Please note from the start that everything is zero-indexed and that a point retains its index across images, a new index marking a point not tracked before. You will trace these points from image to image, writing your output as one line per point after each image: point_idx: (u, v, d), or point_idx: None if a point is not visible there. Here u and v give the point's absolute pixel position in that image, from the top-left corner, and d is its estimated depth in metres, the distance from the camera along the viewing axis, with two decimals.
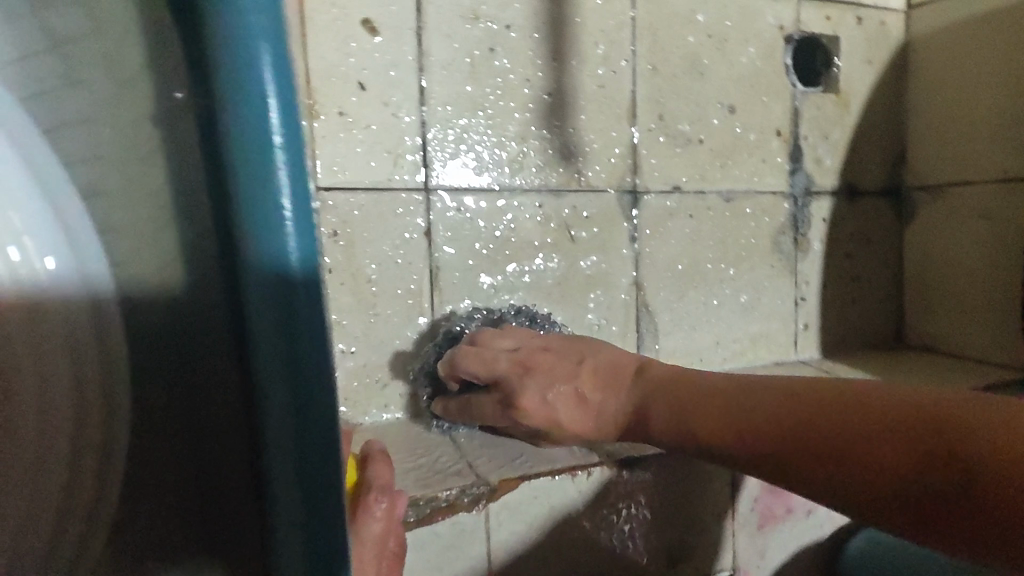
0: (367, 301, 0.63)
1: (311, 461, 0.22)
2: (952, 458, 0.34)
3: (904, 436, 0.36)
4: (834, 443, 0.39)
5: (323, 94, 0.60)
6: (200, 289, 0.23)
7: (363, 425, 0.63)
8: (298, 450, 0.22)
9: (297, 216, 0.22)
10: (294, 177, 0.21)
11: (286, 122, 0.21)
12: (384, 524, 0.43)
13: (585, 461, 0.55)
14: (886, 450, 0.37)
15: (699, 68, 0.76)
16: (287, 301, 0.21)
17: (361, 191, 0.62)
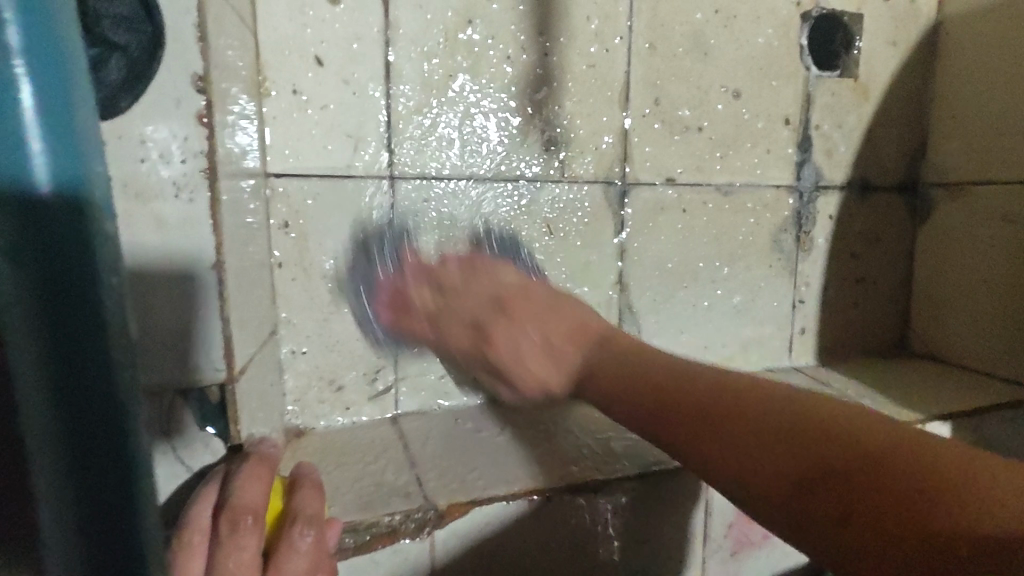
0: (322, 297, 0.58)
1: (87, 448, 0.18)
2: (865, 509, 0.30)
3: (845, 486, 0.32)
4: (784, 482, 0.34)
5: (274, 69, 0.54)
6: None
7: (316, 429, 0.59)
8: (78, 458, 0.18)
9: (48, 129, 0.16)
10: (41, 83, 0.16)
11: (46, 55, 0.16)
12: (312, 557, 0.39)
13: (542, 485, 0.52)
14: (815, 523, 0.32)
15: (702, 48, 0.69)
16: (34, 224, 0.17)
17: (316, 178, 0.56)
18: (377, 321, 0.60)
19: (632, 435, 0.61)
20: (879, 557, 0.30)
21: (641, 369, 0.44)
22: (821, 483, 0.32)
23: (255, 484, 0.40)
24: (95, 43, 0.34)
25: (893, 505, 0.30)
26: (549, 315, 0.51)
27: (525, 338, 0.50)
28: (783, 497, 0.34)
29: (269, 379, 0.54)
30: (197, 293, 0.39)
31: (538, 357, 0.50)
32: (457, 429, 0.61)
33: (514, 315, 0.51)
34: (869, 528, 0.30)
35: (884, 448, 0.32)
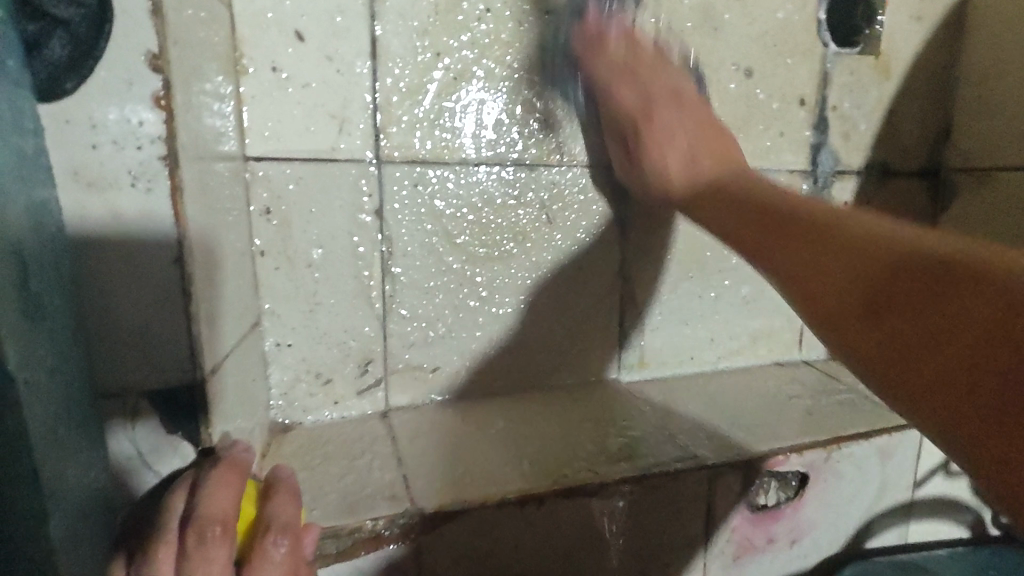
0: (307, 288, 0.55)
1: None
2: (906, 302, 0.30)
3: (934, 295, 0.29)
4: (876, 342, 0.31)
5: (252, 44, 0.50)
6: None
7: (302, 425, 0.57)
8: None
9: None
10: None
11: None
12: (287, 567, 0.37)
13: (535, 488, 0.49)
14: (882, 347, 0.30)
15: (714, 22, 0.65)
16: None
17: (299, 162, 0.53)
18: (365, 313, 0.57)
19: (631, 433, 0.58)
20: (933, 361, 0.28)
21: (776, 227, 0.39)
22: (960, 385, 0.26)
23: (225, 490, 0.37)
24: (36, 20, 0.30)
25: (960, 385, 0.27)
26: (689, 147, 0.54)
27: (682, 133, 0.55)
28: (890, 314, 0.30)
29: (251, 375, 0.52)
30: (160, 289, 0.36)
31: (696, 145, 0.54)
32: (448, 426, 0.58)
33: (661, 116, 0.56)
34: (928, 358, 0.28)
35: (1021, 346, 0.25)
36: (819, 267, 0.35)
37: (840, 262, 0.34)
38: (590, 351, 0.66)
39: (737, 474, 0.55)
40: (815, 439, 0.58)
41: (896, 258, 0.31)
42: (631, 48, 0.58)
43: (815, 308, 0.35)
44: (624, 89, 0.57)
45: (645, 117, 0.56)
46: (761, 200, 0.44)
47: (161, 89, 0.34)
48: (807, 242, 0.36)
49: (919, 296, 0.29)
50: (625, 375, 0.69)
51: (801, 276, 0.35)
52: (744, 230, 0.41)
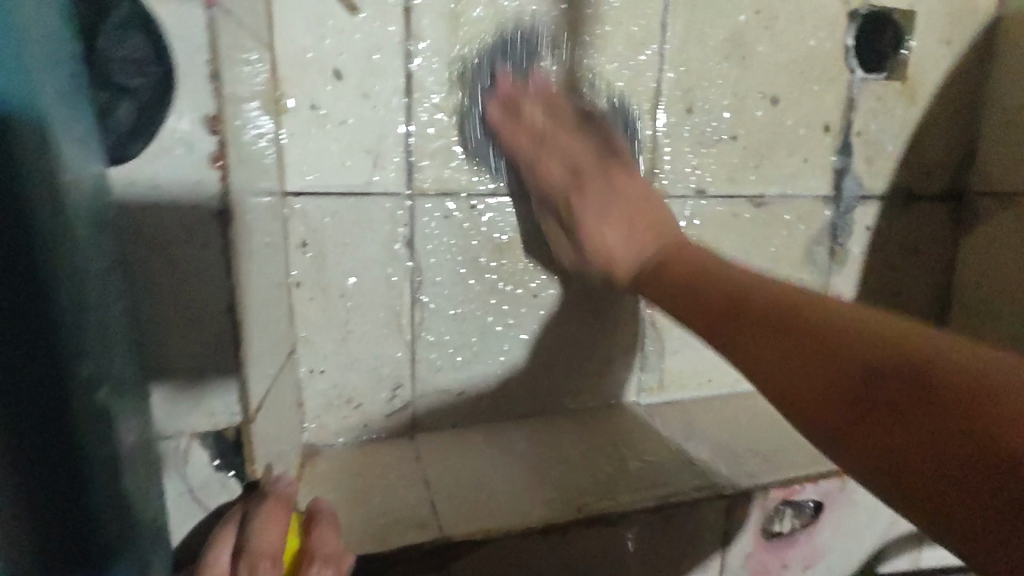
0: (340, 316, 0.57)
1: None
2: (828, 339, 0.36)
3: (932, 405, 0.30)
4: (822, 385, 0.35)
5: (292, 83, 0.52)
6: None
7: (334, 446, 0.59)
8: None
9: None
10: None
11: None
12: None
13: (558, 517, 0.51)
14: (816, 386, 0.35)
15: (741, 51, 0.65)
16: None
17: (335, 196, 0.55)
18: (394, 338, 0.59)
19: (649, 459, 0.60)
20: (945, 465, 0.28)
21: (681, 254, 0.52)
22: (870, 413, 0.32)
23: (273, 528, 0.40)
24: (103, 90, 0.32)
25: (957, 416, 0.29)
26: (620, 225, 0.56)
27: (618, 215, 0.56)
28: (783, 372, 0.37)
29: (288, 400, 0.54)
30: (213, 339, 0.38)
31: (634, 239, 0.56)
32: (473, 449, 0.60)
33: (593, 187, 0.57)
34: (914, 414, 0.30)
35: (1000, 381, 0.28)
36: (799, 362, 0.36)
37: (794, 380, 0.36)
38: (611, 375, 0.68)
39: (752, 503, 0.57)
40: (829, 468, 0.60)
41: (868, 347, 0.34)
42: (606, 141, 0.59)
43: (741, 363, 0.40)
44: (552, 167, 0.58)
45: (578, 191, 0.58)
46: (773, 286, 0.43)
47: (215, 152, 0.36)
48: (672, 278, 0.50)
49: (896, 399, 0.31)
50: (644, 397, 0.70)
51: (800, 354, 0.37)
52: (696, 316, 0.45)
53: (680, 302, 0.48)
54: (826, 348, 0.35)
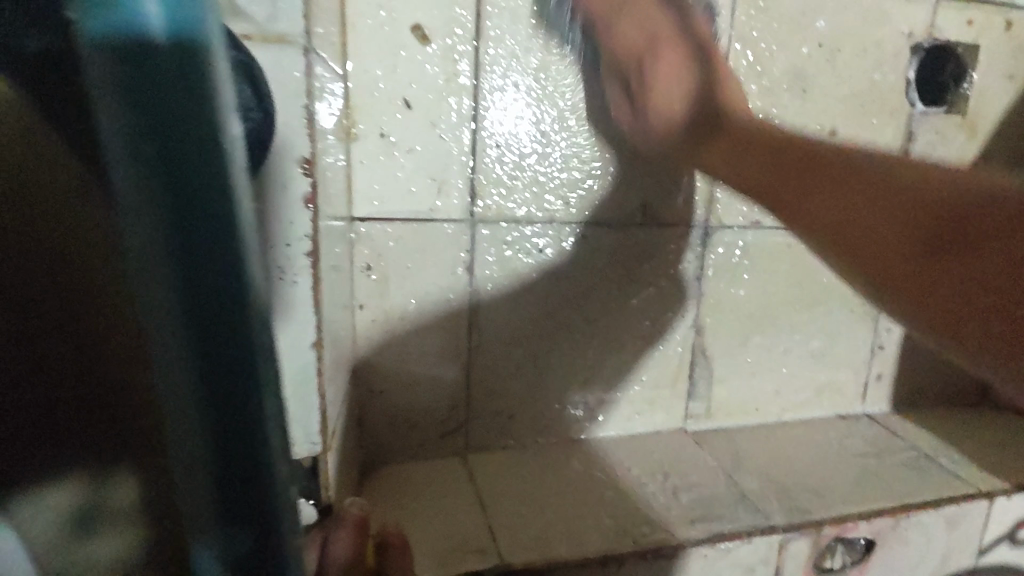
0: (400, 338, 0.58)
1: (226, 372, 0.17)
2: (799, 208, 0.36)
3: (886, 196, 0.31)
4: (892, 231, 0.31)
5: (364, 111, 0.53)
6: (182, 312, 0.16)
7: (388, 465, 0.60)
8: (208, 399, 0.17)
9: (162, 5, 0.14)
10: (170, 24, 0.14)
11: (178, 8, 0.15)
12: None
13: (616, 548, 0.51)
14: (834, 218, 0.33)
15: (803, 82, 0.65)
16: (178, 119, 0.15)
17: (400, 222, 0.56)
18: (451, 361, 0.60)
19: (699, 488, 0.61)
20: (904, 245, 0.30)
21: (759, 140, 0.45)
22: (839, 240, 0.33)
23: (346, 536, 0.41)
24: None
25: (918, 272, 0.30)
26: (613, 55, 0.55)
27: (670, 60, 0.52)
28: (812, 179, 0.35)
29: (349, 421, 0.55)
30: (297, 372, 0.39)
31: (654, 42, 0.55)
32: (527, 472, 0.61)
33: (668, 53, 0.52)
34: (810, 201, 0.34)
35: (945, 186, 0.31)
36: (846, 207, 0.33)
37: (876, 202, 0.32)
38: (659, 401, 0.68)
39: (807, 540, 0.57)
40: (883, 506, 0.59)
41: (908, 201, 0.31)
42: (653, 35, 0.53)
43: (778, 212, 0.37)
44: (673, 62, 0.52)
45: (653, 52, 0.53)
46: (771, 129, 0.43)
47: (310, 193, 0.37)
48: (736, 136, 0.44)
49: (919, 216, 0.30)
50: (691, 423, 0.70)
51: (850, 207, 0.32)
52: (766, 181, 0.38)
53: (735, 175, 0.42)
54: (828, 179, 0.34)
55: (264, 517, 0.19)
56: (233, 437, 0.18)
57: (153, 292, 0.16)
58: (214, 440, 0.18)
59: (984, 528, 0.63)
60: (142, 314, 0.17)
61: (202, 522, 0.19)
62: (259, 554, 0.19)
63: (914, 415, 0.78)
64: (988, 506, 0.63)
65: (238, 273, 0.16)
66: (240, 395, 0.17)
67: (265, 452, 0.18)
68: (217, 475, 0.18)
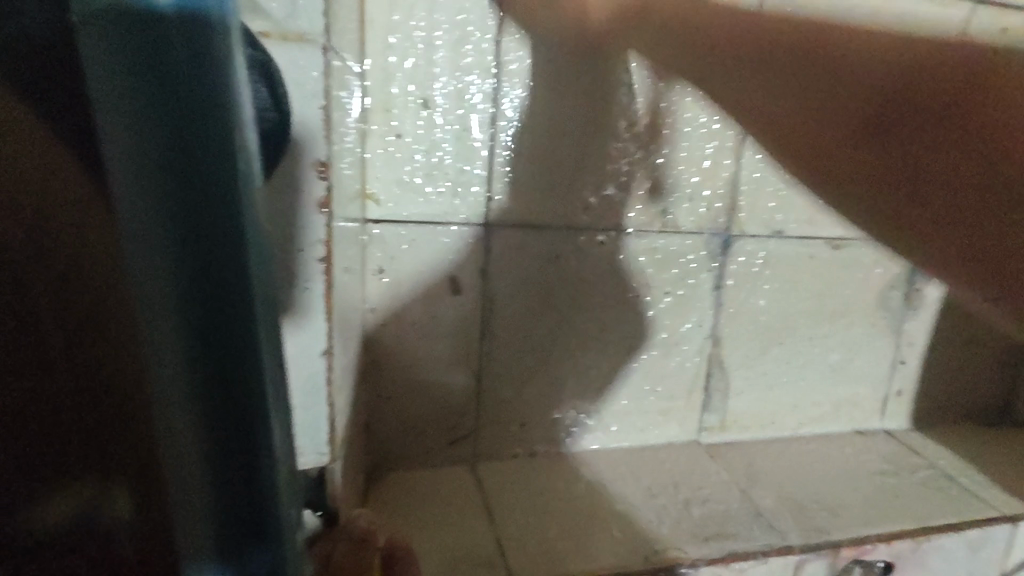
0: (411, 342, 0.57)
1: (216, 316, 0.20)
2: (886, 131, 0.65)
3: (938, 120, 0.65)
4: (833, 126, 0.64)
5: (380, 111, 0.52)
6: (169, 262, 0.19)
7: (396, 471, 0.59)
8: (199, 340, 0.20)
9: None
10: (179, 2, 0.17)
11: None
12: None
13: (627, 566, 0.50)
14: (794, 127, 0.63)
15: (831, 88, 0.63)
16: (181, 86, 0.18)
17: (414, 224, 0.55)
18: (462, 366, 0.59)
19: (714, 503, 0.59)
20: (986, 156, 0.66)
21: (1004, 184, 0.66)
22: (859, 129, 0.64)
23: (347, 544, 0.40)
24: None
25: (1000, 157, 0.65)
26: (655, 37, 0.57)
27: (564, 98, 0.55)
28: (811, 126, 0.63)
29: (357, 427, 0.54)
30: (304, 381, 0.38)
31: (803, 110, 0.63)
32: (537, 482, 0.59)
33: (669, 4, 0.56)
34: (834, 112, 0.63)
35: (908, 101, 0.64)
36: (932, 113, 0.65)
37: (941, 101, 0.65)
38: (673, 412, 0.67)
39: (823, 562, 0.55)
40: (903, 528, 0.58)
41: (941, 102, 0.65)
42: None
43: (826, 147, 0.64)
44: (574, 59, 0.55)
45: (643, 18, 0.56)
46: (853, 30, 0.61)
47: (324, 196, 0.36)
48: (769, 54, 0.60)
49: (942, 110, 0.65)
50: (705, 435, 0.69)
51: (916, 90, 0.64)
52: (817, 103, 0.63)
53: (840, 123, 0.64)
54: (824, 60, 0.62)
55: (246, 462, 0.22)
56: (212, 386, 0.21)
57: (148, 256, 0.19)
58: (196, 385, 0.20)
59: (1007, 553, 0.62)
60: (135, 276, 0.20)
61: (192, 464, 0.21)
62: (240, 494, 0.22)
63: (935, 432, 0.76)
64: (1012, 531, 0.61)
65: (221, 242, 0.19)
66: (230, 345, 0.20)
67: (255, 398, 0.21)
68: (203, 424, 0.21)
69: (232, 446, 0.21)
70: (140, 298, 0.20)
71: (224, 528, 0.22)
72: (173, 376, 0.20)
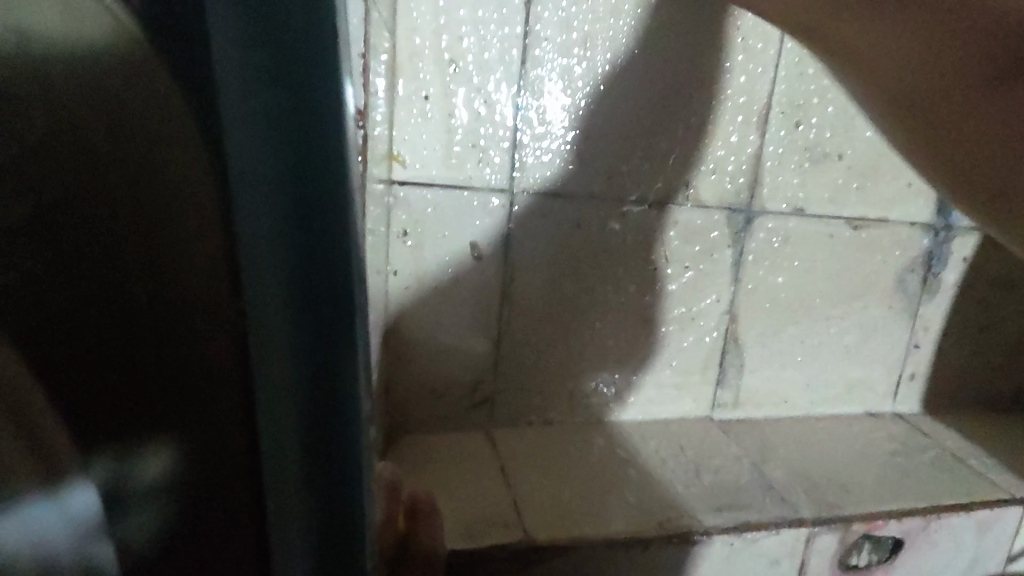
0: (432, 307, 0.58)
1: (317, 276, 0.18)
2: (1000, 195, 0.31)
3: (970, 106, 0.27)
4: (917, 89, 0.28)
5: (408, 73, 0.52)
6: (254, 166, 0.17)
7: (413, 435, 0.60)
8: (308, 290, 0.18)
9: None
10: None
11: None
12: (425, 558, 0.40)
13: (642, 531, 0.50)
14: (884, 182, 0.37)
15: None
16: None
17: (439, 189, 0.55)
18: (481, 333, 0.59)
19: (726, 475, 0.60)
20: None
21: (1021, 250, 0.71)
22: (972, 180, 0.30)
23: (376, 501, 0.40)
24: None
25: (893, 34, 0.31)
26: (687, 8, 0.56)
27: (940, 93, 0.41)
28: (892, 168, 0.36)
29: (378, 387, 0.55)
30: None
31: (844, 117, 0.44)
32: (552, 450, 0.60)
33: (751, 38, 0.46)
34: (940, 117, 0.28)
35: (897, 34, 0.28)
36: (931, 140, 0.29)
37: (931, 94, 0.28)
38: (686, 388, 0.67)
39: (834, 535, 0.56)
40: (913, 505, 0.58)
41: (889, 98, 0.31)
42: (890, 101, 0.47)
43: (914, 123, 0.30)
44: None
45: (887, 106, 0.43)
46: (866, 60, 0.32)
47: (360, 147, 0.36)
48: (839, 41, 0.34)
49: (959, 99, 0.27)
50: (717, 411, 0.69)
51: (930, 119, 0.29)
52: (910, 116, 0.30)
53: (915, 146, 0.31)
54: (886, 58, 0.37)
55: (339, 421, 0.19)
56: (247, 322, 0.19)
57: (335, 159, 0.17)
58: (311, 325, 0.18)
59: (1015, 534, 0.62)
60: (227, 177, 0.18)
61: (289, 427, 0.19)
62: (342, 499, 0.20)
63: (945, 417, 0.77)
64: (1021, 512, 0.61)
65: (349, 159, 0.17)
66: (334, 304, 0.18)
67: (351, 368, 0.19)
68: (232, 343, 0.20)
69: (334, 397, 0.19)
70: (241, 210, 0.18)
71: (313, 510, 0.20)
72: (276, 296, 0.18)
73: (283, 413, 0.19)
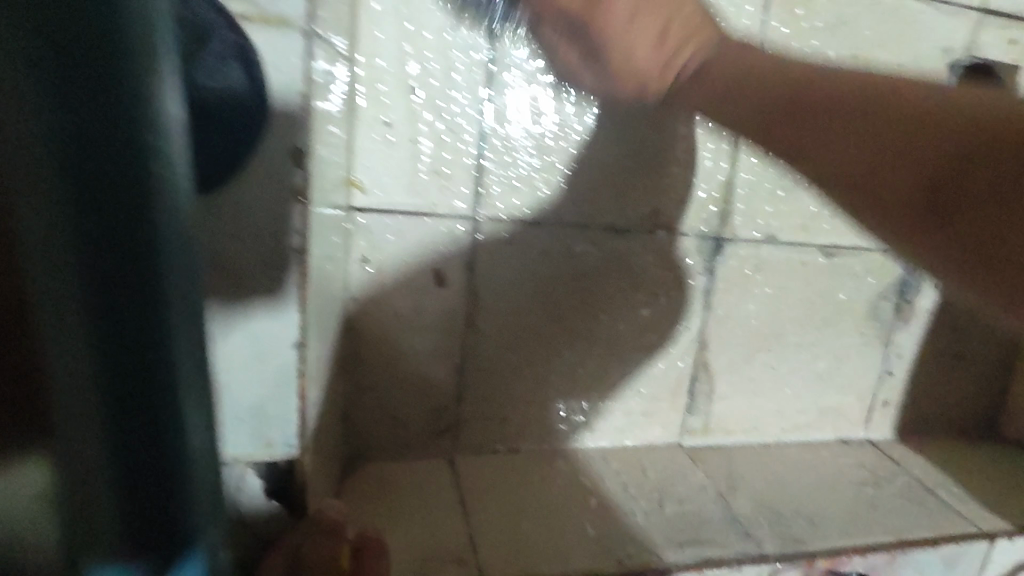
0: (393, 334, 0.56)
1: (123, 331, 0.18)
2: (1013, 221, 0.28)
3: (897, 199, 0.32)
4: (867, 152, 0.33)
5: (370, 99, 0.51)
6: (52, 227, 0.17)
7: (373, 462, 0.59)
8: (111, 341, 0.18)
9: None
10: None
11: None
12: None
13: (599, 569, 0.49)
14: (770, 119, 0.39)
15: None
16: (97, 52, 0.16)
17: (400, 215, 0.54)
18: (444, 360, 0.58)
19: (691, 506, 0.59)
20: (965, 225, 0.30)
21: None
22: (946, 189, 0.30)
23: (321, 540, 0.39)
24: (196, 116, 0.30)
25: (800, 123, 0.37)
26: None
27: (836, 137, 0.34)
28: (817, 113, 0.36)
29: (335, 417, 0.54)
30: (277, 370, 0.37)
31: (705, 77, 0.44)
32: (515, 480, 0.59)
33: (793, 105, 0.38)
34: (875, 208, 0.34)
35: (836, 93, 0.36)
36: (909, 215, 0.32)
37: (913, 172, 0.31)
38: (655, 415, 0.66)
39: (797, 571, 0.55)
40: (879, 541, 0.57)
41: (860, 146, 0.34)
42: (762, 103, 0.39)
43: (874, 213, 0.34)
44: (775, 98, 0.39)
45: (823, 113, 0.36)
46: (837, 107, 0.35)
47: (302, 185, 0.35)
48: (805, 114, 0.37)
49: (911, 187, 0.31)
50: (687, 439, 0.68)
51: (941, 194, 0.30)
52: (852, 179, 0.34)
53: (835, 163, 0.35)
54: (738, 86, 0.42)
55: (165, 456, 0.20)
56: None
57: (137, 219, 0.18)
58: (114, 362, 0.19)
59: (982, 569, 0.62)
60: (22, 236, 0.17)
61: (98, 469, 0.20)
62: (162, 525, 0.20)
63: (917, 445, 0.76)
64: (989, 547, 0.61)
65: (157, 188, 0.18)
66: (144, 353, 0.19)
67: (167, 403, 0.19)
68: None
69: (145, 410, 0.19)
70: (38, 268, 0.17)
71: (136, 541, 0.20)
72: (75, 339, 0.18)
73: (91, 437, 0.19)
